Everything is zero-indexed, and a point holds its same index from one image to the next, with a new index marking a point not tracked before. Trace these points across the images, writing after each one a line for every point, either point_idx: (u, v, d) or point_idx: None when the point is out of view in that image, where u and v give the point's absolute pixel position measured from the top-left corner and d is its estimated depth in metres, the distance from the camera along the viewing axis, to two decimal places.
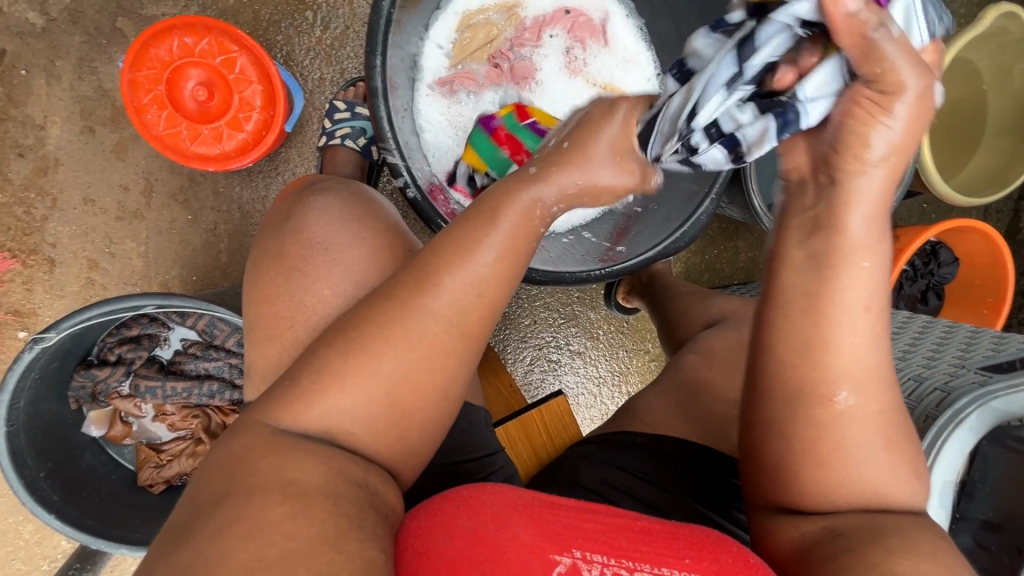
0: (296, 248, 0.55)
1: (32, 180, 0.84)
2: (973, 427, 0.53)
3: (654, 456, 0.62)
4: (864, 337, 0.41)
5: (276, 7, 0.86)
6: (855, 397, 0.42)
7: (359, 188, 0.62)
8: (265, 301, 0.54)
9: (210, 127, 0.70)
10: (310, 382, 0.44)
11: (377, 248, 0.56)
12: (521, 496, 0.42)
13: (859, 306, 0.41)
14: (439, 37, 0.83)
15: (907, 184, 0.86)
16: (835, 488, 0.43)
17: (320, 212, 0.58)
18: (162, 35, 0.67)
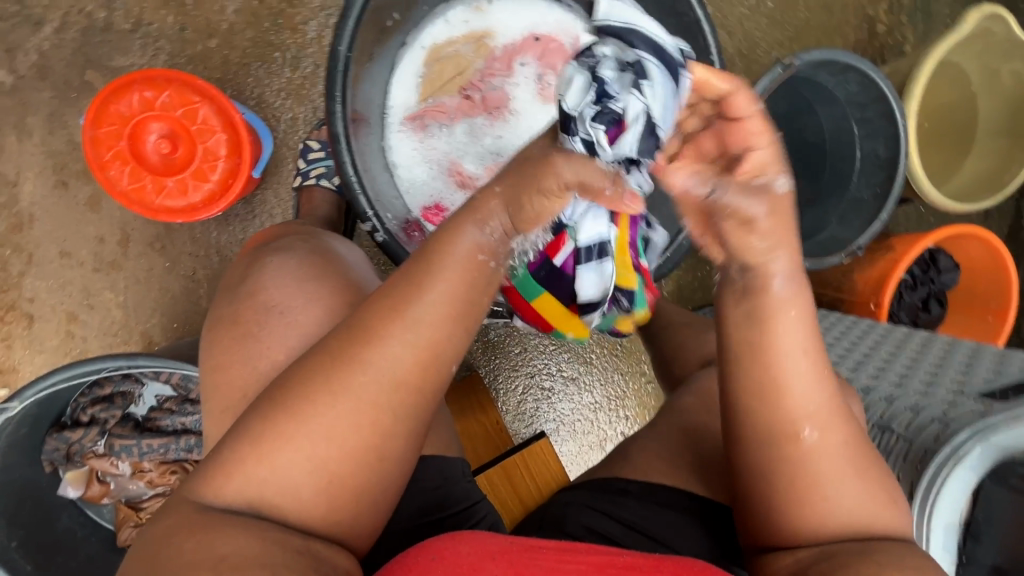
0: (252, 313, 0.54)
1: (7, 237, 0.84)
2: (974, 465, 0.49)
3: (646, 505, 0.59)
4: (811, 376, 0.45)
5: (244, 51, 0.85)
6: (822, 435, 0.45)
7: (320, 243, 0.61)
8: (226, 364, 0.53)
9: (175, 179, 0.69)
10: (244, 454, 0.42)
11: (336, 302, 0.54)
12: (497, 541, 0.39)
13: (800, 351, 0.45)
14: (407, 74, 0.82)
15: (896, 195, 0.84)
16: (820, 524, 0.45)
17: (276, 272, 0.56)
18: (122, 90, 0.66)
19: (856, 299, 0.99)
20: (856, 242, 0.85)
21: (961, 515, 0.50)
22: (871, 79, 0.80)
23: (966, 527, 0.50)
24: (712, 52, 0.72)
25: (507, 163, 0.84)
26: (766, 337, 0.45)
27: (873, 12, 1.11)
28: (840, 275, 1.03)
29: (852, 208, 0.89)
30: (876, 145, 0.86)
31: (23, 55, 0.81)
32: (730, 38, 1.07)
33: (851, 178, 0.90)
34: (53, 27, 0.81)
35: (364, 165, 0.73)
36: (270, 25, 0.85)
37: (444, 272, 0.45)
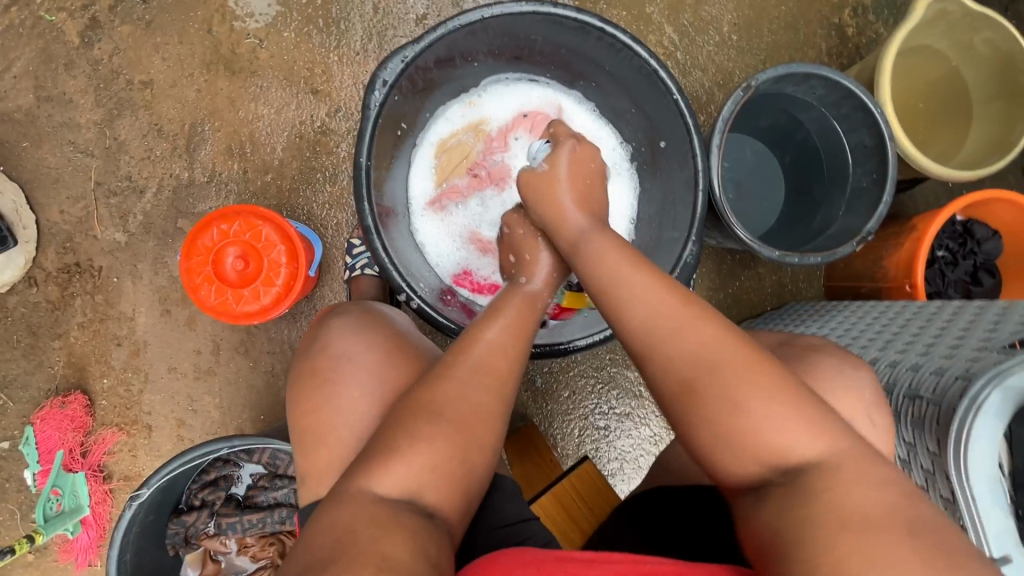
0: (326, 363, 0.65)
1: (128, 363, 1.01)
2: (997, 410, 0.51)
3: (685, 508, 0.64)
4: (670, 336, 0.53)
5: (293, 178, 1.04)
6: (701, 375, 0.51)
7: (370, 304, 0.73)
8: (314, 410, 0.63)
9: (250, 288, 0.84)
10: (366, 465, 0.52)
11: (404, 351, 0.66)
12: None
13: (641, 310, 0.55)
14: (422, 167, 0.97)
15: (894, 178, 0.87)
16: (744, 456, 0.49)
17: (340, 330, 0.67)
18: (205, 228, 0.83)
19: (892, 285, 0.98)
20: (865, 228, 0.87)
21: (1000, 465, 0.51)
22: (835, 81, 0.86)
23: (1010, 477, 0.51)
24: (673, 92, 0.82)
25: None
26: (623, 315, 0.57)
27: (838, 19, 1.18)
28: (871, 264, 1.03)
29: (856, 198, 0.92)
30: (862, 136, 0.90)
31: (132, 217, 1.02)
32: (706, 73, 1.16)
33: (849, 170, 0.94)
34: (152, 192, 1.02)
35: (394, 248, 0.85)
36: (311, 153, 1.05)
37: (509, 304, 0.63)
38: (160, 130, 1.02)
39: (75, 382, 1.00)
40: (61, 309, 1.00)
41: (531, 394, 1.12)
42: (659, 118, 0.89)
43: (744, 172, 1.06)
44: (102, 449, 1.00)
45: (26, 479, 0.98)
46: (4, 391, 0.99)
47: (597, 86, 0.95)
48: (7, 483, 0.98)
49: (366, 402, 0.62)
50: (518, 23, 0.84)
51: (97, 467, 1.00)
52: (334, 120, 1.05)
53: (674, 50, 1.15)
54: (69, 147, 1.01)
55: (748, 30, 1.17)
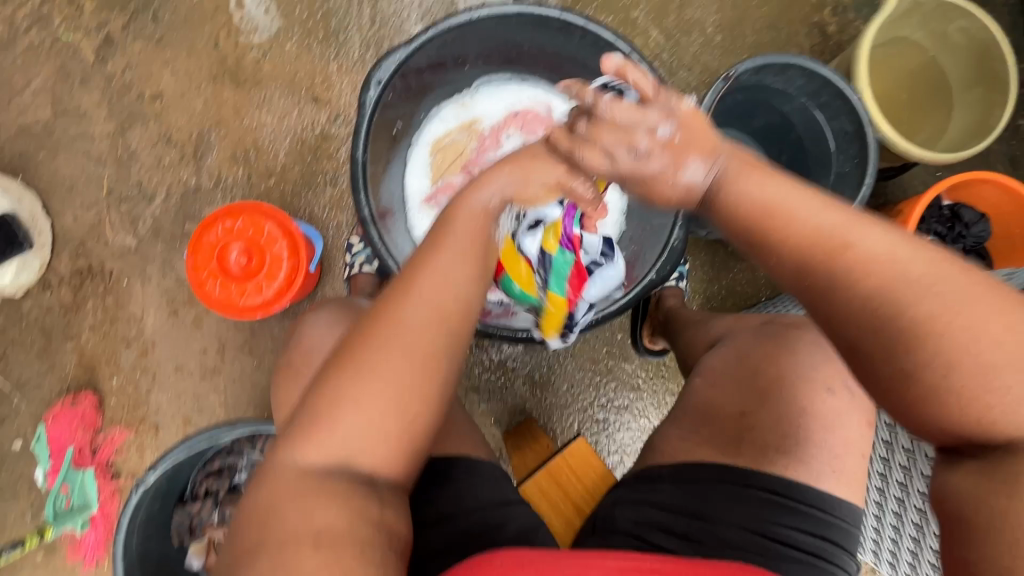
0: (301, 359, 0.67)
1: (137, 363, 1.04)
2: None
3: (680, 486, 0.64)
4: (812, 202, 0.50)
5: (296, 182, 1.09)
6: (850, 236, 0.48)
7: (348, 299, 0.75)
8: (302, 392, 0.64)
9: (252, 282, 0.87)
10: (327, 413, 0.52)
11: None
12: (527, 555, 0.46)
13: (773, 181, 0.52)
14: (417, 166, 1.01)
15: (874, 162, 0.90)
16: (906, 310, 0.46)
17: (315, 325, 0.70)
18: (209, 225, 0.87)
19: None
20: None
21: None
22: (813, 70, 0.89)
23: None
24: None
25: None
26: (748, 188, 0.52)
27: (819, 18, 1.22)
28: None
29: (840, 183, 0.95)
30: (843, 123, 0.93)
31: (142, 222, 1.06)
32: (692, 73, 1.20)
33: (832, 157, 0.97)
34: (161, 199, 1.06)
35: (390, 240, 0.89)
36: (312, 158, 1.09)
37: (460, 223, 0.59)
38: (169, 139, 1.07)
39: (86, 382, 1.03)
40: (73, 312, 1.03)
41: (530, 387, 1.14)
42: None
43: None
44: (111, 448, 1.02)
45: (37, 478, 1.00)
46: (17, 392, 1.02)
47: None
48: (19, 482, 1.00)
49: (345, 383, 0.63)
50: (506, 25, 0.89)
51: (106, 465, 1.02)
52: (335, 126, 1.09)
53: (660, 52, 1.19)
54: (84, 156, 1.06)
55: (732, 31, 1.21)
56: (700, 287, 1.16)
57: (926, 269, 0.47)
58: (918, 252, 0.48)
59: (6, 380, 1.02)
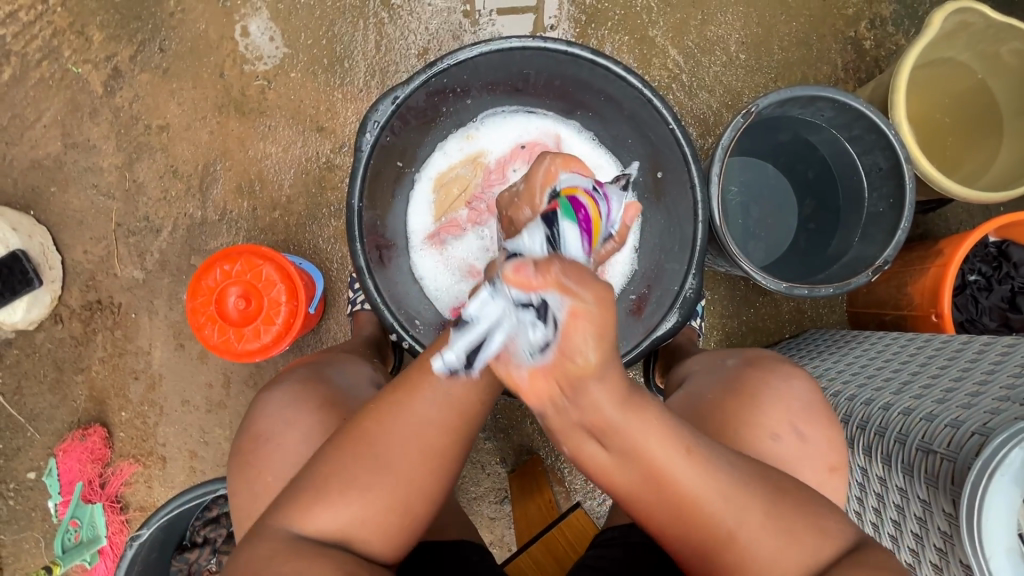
0: (252, 444, 0.65)
1: (145, 396, 1.05)
2: (1015, 473, 0.46)
3: (630, 550, 0.65)
4: (662, 442, 0.50)
5: (300, 214, 1.07)
6: (679, 466, 0.50)
7: (312, 370, 0.71)
8: (260, 474, 0.63)
9: (251, 326, 0.86)
10: (309, 507, 0.54)
11: (334, 413, 0.65)
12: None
13: (633, 412, 0.49)
14: (420, 202, 0.97)
15: (912, 202, 0.82)
16: (701, 529, 0.51)
17: (273, 407, 0.66)
18: (208, 268, 0.85)
19: (916, 314, 0.93)
20: (881, 257, 0.82)
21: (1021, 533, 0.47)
22: (843, 102, 0.82)
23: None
24: (670, 121, 0.81)
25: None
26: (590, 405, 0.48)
27: (854, 32, 1.13)
28: (894, 292, 0.97)
29: (873, 223, 0.88)
30: (876, 158, 0.86)
31: (150, 255, 1.06)
32: (713, 94, 1.13)
33: (864, 194, 0.90)
34: (167, 231, 1.06)
35: (389, 286, 0.86)
36: (316, 190, 1.07)
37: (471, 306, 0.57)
38: (175, 172, 1.07)
39: (96, 415, 1.04)
40: (83, 344, 1.04)
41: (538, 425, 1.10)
42: (656, 147, 0.88)
43: (754, 196, 1.01)
44: (119, 480, 1.03)
45: (49, 508, 1.02)
46: (31, 423, 1.04)
47: (595, 117, 0.95)
48: (34, 511, 1.03)
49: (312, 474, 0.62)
50: (510, 58, 0.85)
51: (115, 498, 1.03)
52: (339, 157, 1.07)
53: (679, 72, 1.13)
54: (93, 189, 1.06)
55: (757, 48, 1.13)
56: (718, 323, 1.10)
57: (736, 518, 0.51)
58: (738, 500, 0.51)
59: (20, 412, 1.04)
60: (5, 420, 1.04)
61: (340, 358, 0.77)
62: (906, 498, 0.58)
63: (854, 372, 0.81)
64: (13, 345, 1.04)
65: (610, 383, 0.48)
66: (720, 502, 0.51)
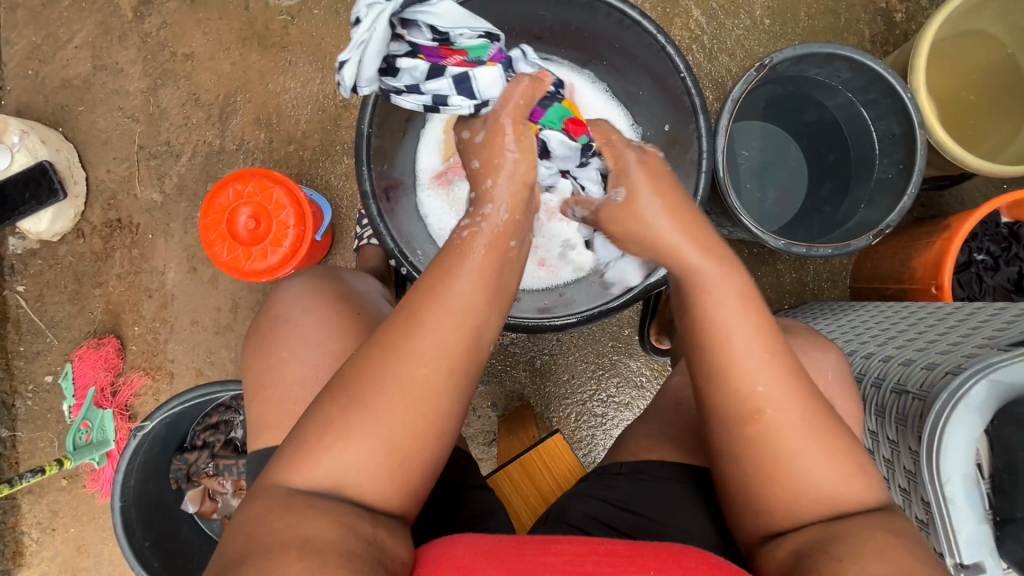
0: (268, 323, 0.67)
1: (157, 313, 1.09)
2: (979, 405, 0.47)
3: (637, 484, 0.63)
4: (728, 308, 0.53)
5: (314, 150, 1.09)
6: (734, 331, 0.52)
7: (330, 271, 0.74)
8: (275, 351, 0.65)
9: (258, 247, 0.89)
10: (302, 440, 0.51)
11: (349, 306, 0.68)
12: (490, 542, 0.49)
13: (718, 295, 0.54)
14: (430, 141, 0.99)
15: (921, 168, 0.81)
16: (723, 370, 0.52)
17: (291, 293, 0.69)
18: (221, 187, 0.89)
19: (917, 287, 0.92)
20: (884, 222, 0.82)
21: (980, 466, 0.48)
22: (860, 63, 0.81)
23: (990, 481, 0.48)
24: (681, 70, 0.81)
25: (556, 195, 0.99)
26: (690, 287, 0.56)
27: (886, 4, 1.11)
28: (898, 266, 0.97)
29: (881, 190, 0.87)
30: (890, 124, 0.85)
31: (169, 179, 1.10)
32: (733, 57, 1.12)
33: (875, 161, 0.89)
34: (186, 157, 1.10)
35: (392, 219, 0.88)
36: (331, 127, 1.09)
37: (476, 253, 0.56)
38: (197, 100, 1.10)
39: (111, 327, 1.09)
40: (102, 260, 1.09)
41: (529, 373, 1.13)
42: (665, 99, 0.88)
43: (766, 160, 1.00)
44: (129, 390, 1.09)
45: (64, 411, 1.08)
46: (50, 329, 1.10)
47: (608, 67, 0.95)
48: (50, 413, 1.09)
49: (325, 358, 0.64)
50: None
51: (124, 407, 1.09)
52: (356, 96, 1.09)
53: (700, 34, 1.12)
54: (118, 112, 1.10)
55: (783, 14, 1.11)
56: None
57: (776, 390, 0.51)
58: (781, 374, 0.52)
59: (41, 318, 1.10)
60: (27, 326, 1.10)
61: (353, 271, 0.80)
62: (877, 441, 0.59)
63: (848, 335, 0.81)
64: (37, 256, 1.10)
65: (710, 276, 0.55)
66: (752, 356, 0.52)
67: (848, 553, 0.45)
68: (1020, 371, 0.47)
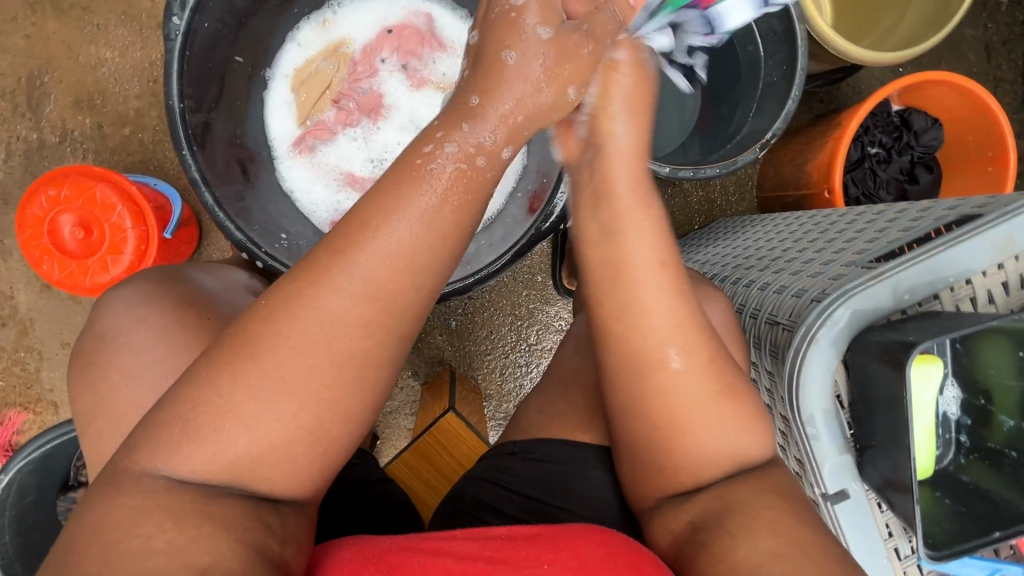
0: (90, 343, 0.59)
1: (19, 342, 0.98)
2: (832, 337, 0.46)
3: (529, 465, 0.61)
4: (648, 243, 0.51)
5: (155, 129, 0.94)
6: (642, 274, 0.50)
7: (171, 272, 0.65)
8: (103, 375, 0.57)
9: (95, 258, 0.77)
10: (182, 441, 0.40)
11: (193, 311, 0.60)
12: (384, 543, 0.46)
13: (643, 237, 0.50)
14: (278, 105, 0.85)
15: (804, 68, 0.76)
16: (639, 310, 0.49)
17: (116, 307, 0.60)
18: (31, 196, 0.75)
19: (813, 192, 0.90)
20: (770, 131, 0.77)
21: (839, 397, 0.48)
22: None
23: (848, 410, 0.47)
24: None
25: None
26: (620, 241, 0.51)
27: None
28: (796, 172, 0.93)
29: (767, 96, 0.81)
30: (771, 21, 0.78)
31: None
32: None
33: (760, 64, 0.82)
34: (1, 159, 0.93)
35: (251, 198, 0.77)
36: None
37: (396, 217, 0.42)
38: None
39: None
40: None
41: (446, 336, 1.08)
42: None
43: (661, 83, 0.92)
44: (10, 430, 0.98)
45: None
46: None
47: None
48: None
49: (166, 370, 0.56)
50: None
51: (8, 447, 0.99)
52: None
53: None
54: None
55: None
56: None
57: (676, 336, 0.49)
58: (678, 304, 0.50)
59: None
60: None
61: (206, 265, 0.71)
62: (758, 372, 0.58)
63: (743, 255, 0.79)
64: None
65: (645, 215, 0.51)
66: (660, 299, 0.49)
67: (736, 535, 0.44)
68: (874, 296, 0.45)
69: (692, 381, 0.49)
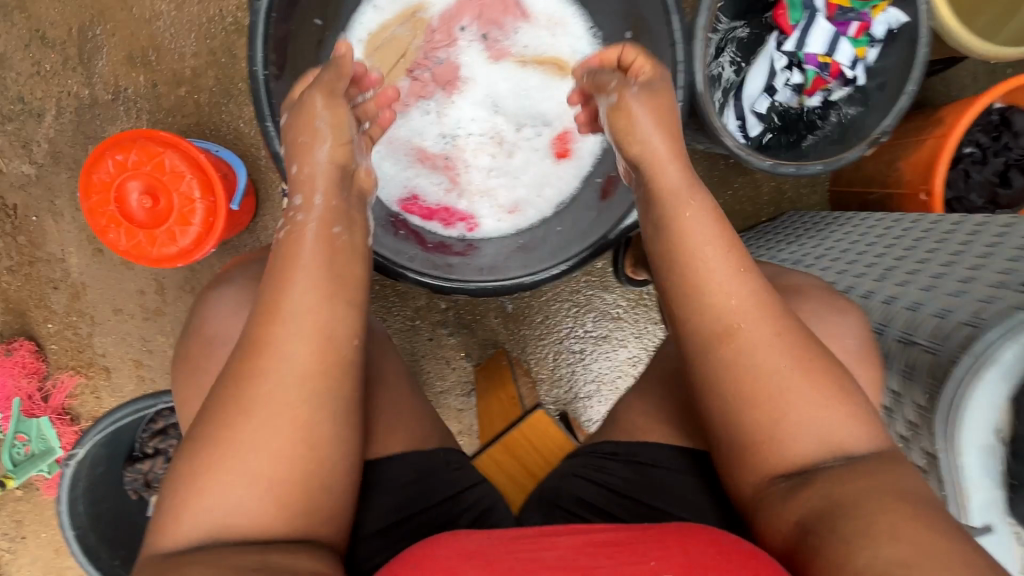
0: (198, 345, 0.58)
1: (70, 306, 0.96)
2: (1000, 369, 0.46)
3: (631, 467, 0.61)
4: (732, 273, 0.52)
5: (212, 91, 0.89)
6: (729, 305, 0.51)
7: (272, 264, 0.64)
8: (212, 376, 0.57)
9: (163, 228, 0.74)
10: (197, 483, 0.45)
11: None
12: (475, 541, 0.45)
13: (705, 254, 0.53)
14: None
15: (924, 62, 0.71)
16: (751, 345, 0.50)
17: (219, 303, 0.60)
18: (98, 161, 0.72)
19: (905, 192, 0.85)
20: (879, 127, 0.73)
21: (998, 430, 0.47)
22: None
23: (1007, 442, 0.47)
24: None
25: (511, 122, 0.85)
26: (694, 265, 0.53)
27: None
28: (884, 169, 0.89)
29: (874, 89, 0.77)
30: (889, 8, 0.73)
31: (37, 146, 0.90)
32: None
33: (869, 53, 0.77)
34: (52, 115, 0.89)
35: None
36: (227, 60, 0.89)
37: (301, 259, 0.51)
38: (45, 39, 0.87)
39: (20, 327, 0.96)
40: None
41: (501, 319, 1.06)
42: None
43: None
44: (62, 393, 0.98)
45: None
46: None
47: None
48: None
49: None
50: None
51: (62, 410, 0.98)
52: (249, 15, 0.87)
53: None
54: None
55: None
56: None
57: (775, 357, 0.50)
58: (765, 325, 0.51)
59: None
60: None
61: None
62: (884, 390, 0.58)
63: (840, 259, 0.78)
64: None
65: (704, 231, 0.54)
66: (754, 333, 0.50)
67: (854, 540, 0.41)
68: None
69: (806, 381, 0.49)
